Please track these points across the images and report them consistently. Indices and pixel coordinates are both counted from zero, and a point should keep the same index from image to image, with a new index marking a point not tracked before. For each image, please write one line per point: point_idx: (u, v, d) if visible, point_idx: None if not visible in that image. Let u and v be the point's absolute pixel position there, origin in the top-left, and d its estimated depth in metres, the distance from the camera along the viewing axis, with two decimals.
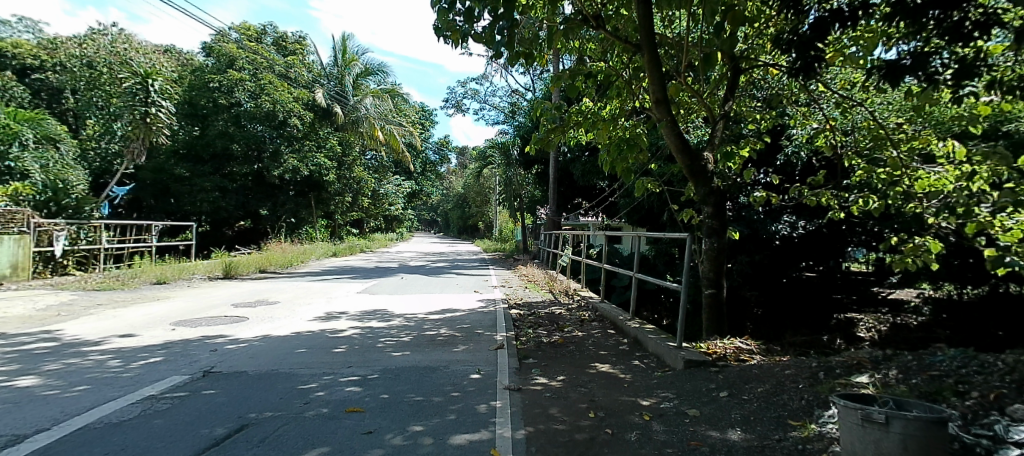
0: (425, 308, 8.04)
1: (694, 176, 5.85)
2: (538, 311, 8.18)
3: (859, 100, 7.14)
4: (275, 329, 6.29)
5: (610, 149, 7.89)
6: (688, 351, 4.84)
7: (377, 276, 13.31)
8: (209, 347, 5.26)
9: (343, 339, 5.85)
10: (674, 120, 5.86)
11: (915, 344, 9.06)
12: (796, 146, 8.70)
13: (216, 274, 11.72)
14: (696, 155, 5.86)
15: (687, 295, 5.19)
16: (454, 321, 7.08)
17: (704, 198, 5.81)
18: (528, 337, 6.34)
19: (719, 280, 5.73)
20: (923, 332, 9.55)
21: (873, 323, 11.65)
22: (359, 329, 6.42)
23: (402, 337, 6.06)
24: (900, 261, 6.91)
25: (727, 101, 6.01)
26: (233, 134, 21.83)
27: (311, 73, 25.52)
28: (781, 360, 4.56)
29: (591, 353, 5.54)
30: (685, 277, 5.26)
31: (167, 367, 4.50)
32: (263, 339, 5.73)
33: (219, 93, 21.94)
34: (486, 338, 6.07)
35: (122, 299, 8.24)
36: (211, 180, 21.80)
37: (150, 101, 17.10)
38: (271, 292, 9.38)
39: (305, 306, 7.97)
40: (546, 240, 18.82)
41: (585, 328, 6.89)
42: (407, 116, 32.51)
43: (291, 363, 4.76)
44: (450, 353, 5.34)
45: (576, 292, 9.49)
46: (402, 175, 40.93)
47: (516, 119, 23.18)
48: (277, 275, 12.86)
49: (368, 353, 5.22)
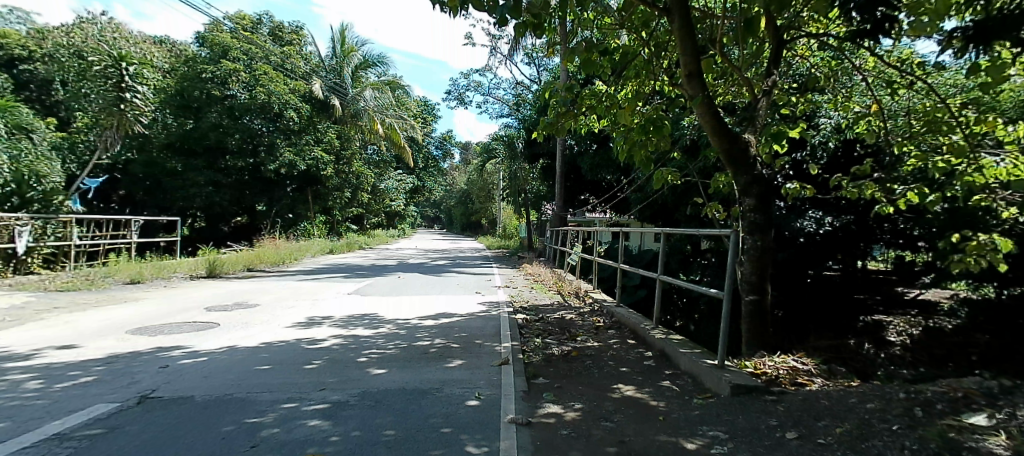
0: (420, 313, 7.20)
1: (734, 163, 4.98)
2: (547, 316, 7.35)
3: (914, 78, 6.34)
4: (247, 338, 5.43)
5: (629, 136, 7.14)
6: (736, 373, 3.98)
7: (372, 275, 12.47)
8: (157, 363, 4.42)
9: (321, 351, 5.01)
10: (709, 97, 4.99)
11: (950, 350, 8.43)
12: (824, 136, 7.87)
13: (199, 272, 10.92)
14: (736, 137, 4.97)
15: (730, 304, 4.34)
16: (452, 329, 6.23)
17: (745, 187, 4.96)
18: (536, 348, 5.49)
19: (763, 285, 4.87)
20: (960, 336, 8.79)
21: (904, 327, 10.16)
22: (341, 338, 5.59)
23: (389, 348, 5.21)
24: (959, 262, 6.03)
25: (769, 75, 5.14)
26: (228, 127, 21.02)
27: (308, 65, 24.73)
28: (853, 387, 3.70)
29: (612, 370, 4.68)
30: (728, 281, 4.39)
31: (94, 392, 3.65)
32: (228, 351, 4.90)
33: (212, 84, 21.00)
34: (488, 350, 5.23)
35: (85, 300, 7.41)
36: (203, 174, 20.92)
37: (124, 86, 16.40)
38: (254, 293, 8.55)
39: (289, 310, 7.15)
40: (552, 237, 18.02)
41: (601, 337, 6.06)
42: (409, 110, 31.70)
43: (250, 385, 3.91)
44: (445, 370, 4.51)
45: (587, 295, 8.63)
46: (404, 171, 40.21)
47: (521, 111, 22.31)
48: (265, 273, 12.07)
49: (346, 370, 4.38)
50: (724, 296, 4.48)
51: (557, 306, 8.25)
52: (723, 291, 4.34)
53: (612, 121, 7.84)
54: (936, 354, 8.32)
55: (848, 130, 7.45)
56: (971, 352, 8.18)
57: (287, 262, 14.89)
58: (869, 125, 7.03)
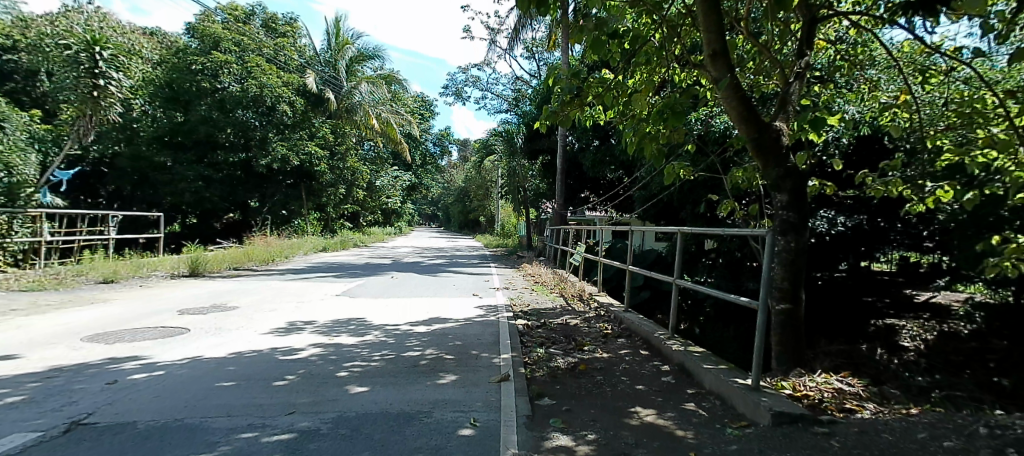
0: (412, 317, 6.62)
1: (764, 155, 4.43)
2: (549, 322, 6.79)
3: (952, 65, 5.80)
4: (216, 347, 4.86)
5: (639, 129, 6.58)
6: (774, 397, 3.41)
7: (365, 275, 11.89)
8: (104, 378, 3.84)
9: (297, 364, 4.44)
10: (737, 80, 4.45)
11: (966, 357, 7.64)
12: (837, 133, 7.36)
13: (182, 271, 10.35)
14: (766, 125, 4.41)
15: (764, 317, 3.76)
16: (446, 337, 5.67)
17: (778, 181, 4.40)
18: (540, 359, 4.92)
19: (796, 293, 4.30)
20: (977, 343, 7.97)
21: (919, 332, 9.36)
22: (323, 347, 5.02)
23: (374, 361, 4.63)
24: (996, 266, 5.47)
25: (802, 56, 4.58)
26: (218, 120, 20.34)
27: (302, 58, 24.12)
28: (915, 417, 3.15)
29: (626, 388, 4.12)
30: (763, 291, 3.79)
31: (17, 417, 3.05)
32: (191, 362, 4.33)
33: (202, 76, 20.33)
34: (486, 363, 4.66)
35: (47, 302, 6.80)
36: (193, 168, 20.31)
37: (96, 72, 14.85)
38: (235, 294, 7.97)
39: (270, 313, 6.59)
40: (552, 236, 17.46)
41: (610, 347, 5.50)
42: (406, 104, 31.10)
43: (206, 408, 3.32)
44: (437, 388, 3.94)
45: (592, 298, 8.07)
46: (401, 168, 39.62)
47: (520, 107, 21.77)
48: (252, 272, 11.49)
49: (323, 388, 3.80)
50: (758, 307, 3.90)
51: (559, 310, 7.68)
52: (758, 301, 3.74)
53: (622, 110, 7.27)
54: (954, 361, 7.53)
55: (875, 122, 6.92)
56: (988, 360, 7.39)
57: (276, 261, 14.31)
58: (897, 117, 6.51)
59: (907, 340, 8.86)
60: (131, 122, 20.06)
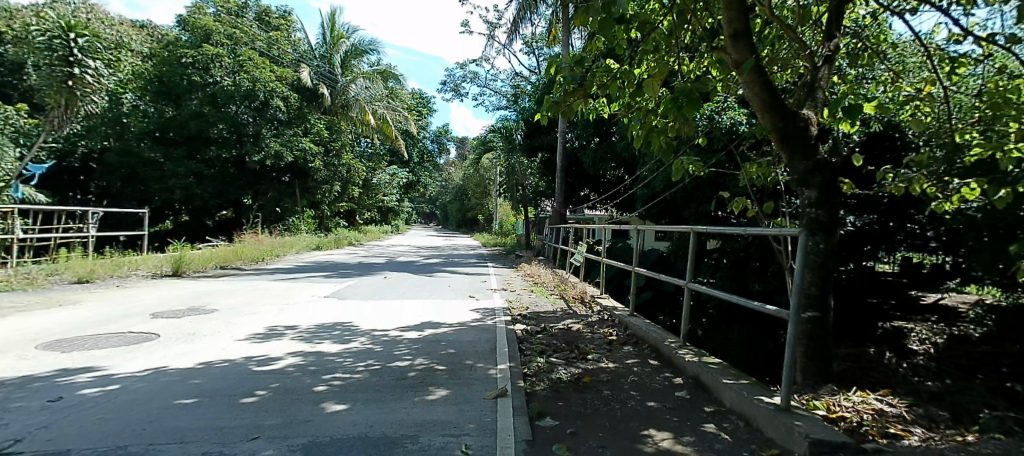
0: (403, 322, 6.18)
1: (791, 146, 4.01)
2: (550, 327, 6.35)
3: (982, 54, 5.43)
4: (184, 355, 4.42)
5: (645, 122, 6.15)
6: (809, 420, 2.97)
7: (357, 274, 11.44)
8: (49, 394, 3.40)
9: (272, 375, 4.00)
10: (761, 64, 4.09)
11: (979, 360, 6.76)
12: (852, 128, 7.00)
13: (164, 270, 9.91)
14: (791, 114, 4.03)
15: (796, 328, 3.26)
16: (439, 344, 5.23)
17: (806, 175, 3.97)
18: (541, 370, 4.49)
19: (826, 300, 3.82)
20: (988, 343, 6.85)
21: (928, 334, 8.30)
22: (304, 355, 4.59)
23: (357, 372, 4.17)
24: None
25: (830, 40, 4.21)
26: (209, 115, 19.79)
27: (296, 52, 23.62)
28: (973, 447, 2.72)
29: (637, 405, 3.69)
30: (796, 297, 3.28)
31: None
32: (152, 374, 3.88)
33: (193, 69, 19.81)
34: (482, 375, 4.23)
35: (11, 304, 6.35)
36: (185, 164, 19.80)
37: (71, 60, 13.70)
38: (216, 296, 7.52)
39: (251, 317, 6.14)
40: (551, 235, 17.04)
41: (616, 356, 5.07)
42: (403, 101, 30.63)
43: (157, 433, 2.88)
44: (426, 406, 3.50)
45: (594, 301, 7.63)
46: (398, 165, 39.16)
47: (519, 104, 21.33)
48: (239, 272, 11.04)
49: (296, 406, 3.34)
50: (787, 317, 3.41)
51: (561, 314, 7.25)
52: (789, 310, 3.24)
53: (629, 102, 6.81)
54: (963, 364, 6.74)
55: (897, 117, 6.64)
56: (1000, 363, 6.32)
57: (266, 260, 13.87)
58: (919, 111, 6.18)
59: (916, 343, 8.01)
60: (120, 116, 19.34)
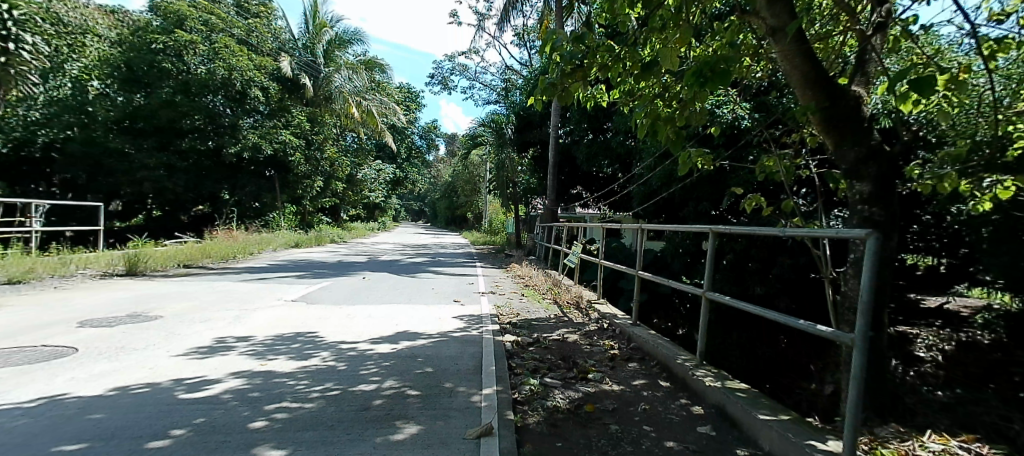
0: (374, 333, 5.41)
1: (837, 128, 3.30)
2: (543, 338, 5.63)
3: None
4: (97, 377, 3.63)
5: (649, 109, 5.39)
6: None
7: (333, 274, 10.67)
8: None
9: (202, 404, 3.23)
10: (803, 31, 3.42)
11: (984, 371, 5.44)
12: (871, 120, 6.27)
13: (117, 270, 9.09)
14: (840, 91, 3.32)
15: (863, 360, 2.52)
16: (415, 360, 4.49)
17: (858, 165, 3.25)
18: (535, 395, 3.75)
19: (879, 318, 3.12)
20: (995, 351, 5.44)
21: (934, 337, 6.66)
22: (251, 375, 3.83)
23: (310, 400, 3.40)
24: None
25: (882, 4, 3.54)
26: (181, 104, 18.84)
27: (276, 40, 22.71)
28: None
29: (653, 448, 2.95)
30: (863, 316, 2.52)
31: None
32: (43, 405, 3.08)
33: (162, 55, 18.71)
34: (463, 403, 3.50)
35: None
36: (155, 156, 18.84)
37: (5, 35, 10.78)
38: (166, 300, 6.69)
39: (199, 326, 5.35)
40: (542, 234, 16.34)
41: (621, 375, 4.35)
42: (390, 94, 29.84)
43: None
44: (389, 449, 2.74)
45: (592, 307, 6.91)
46: (386, 160, 38.30)
47: (509, 97, 20.63)
48: (203, 271, 10.19)
49: (219, 448, 2.57)
50: (843, 342, 2.69)
51: (555, 322, 6.50)
52: (856, 333, 2.49)
53: (631, 86, 5.95)
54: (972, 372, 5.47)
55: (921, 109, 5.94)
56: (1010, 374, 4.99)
57: (237, 257, 13.03)
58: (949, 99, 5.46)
59: (921, 349, 6.64)
60: (84, 104, 18.37)
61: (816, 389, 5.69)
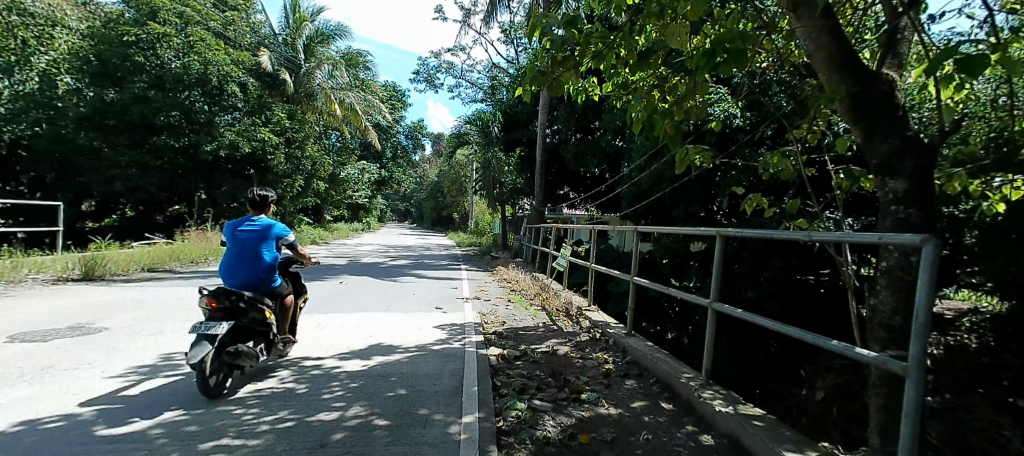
0: (342, 347, 4.88)
1: (868, 117, 2.87)
2: (529, 350, 5.14)
3: None
4: (8, 407, 3.10)
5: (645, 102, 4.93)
6: None
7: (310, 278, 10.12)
8: None
9: (124, 441, 2.72)
10: (826, 6, 3.11)
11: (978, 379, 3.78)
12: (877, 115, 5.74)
13: (74, 274, 8.49)
14: (868, 71, 2.94)
15: (916, 394, 2.12)
16: (387, 380, 3.99)
17: (889, 159, 2.79)
18: (521, 423, 3.28)
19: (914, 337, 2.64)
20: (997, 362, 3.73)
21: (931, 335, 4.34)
22: (194, 402, 3.32)
23: (258, 435, 2.89)
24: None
25: None
26: (153, 99, 18.08)
27: (256, 35, 21.98)
28: None
29: None
30: (917, 341, 2.11)
31: None
32: None
33: (135, 49, 17.91)
34: (437, 436, 3.01)
35: None
36: (126, 154, 18.10)
37: None
38: (119, 308, 6.13)
39: (147, 340, 4.79)
40: (530, 236, 15.89)
41: (616, 395, 3.89)
42: (374, 92, 29.14)
43: None
44: None
45: (582, 315, 6.46)
46: (371, 160, 37.59)
47: (496, 95, 20.13)
48: (169, 275, 9.60)
49: None
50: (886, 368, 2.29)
51: (540, 332, 6.00)
52: (910, 357, 2.08)
53: (626, 79, 5.45)
54: (960, 378, 3.86)
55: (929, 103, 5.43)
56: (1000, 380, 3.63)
57: (210, 259, 12.43)
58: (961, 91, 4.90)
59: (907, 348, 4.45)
60: (53, 99, 17.32)
61: (807, 395, 4.92)
